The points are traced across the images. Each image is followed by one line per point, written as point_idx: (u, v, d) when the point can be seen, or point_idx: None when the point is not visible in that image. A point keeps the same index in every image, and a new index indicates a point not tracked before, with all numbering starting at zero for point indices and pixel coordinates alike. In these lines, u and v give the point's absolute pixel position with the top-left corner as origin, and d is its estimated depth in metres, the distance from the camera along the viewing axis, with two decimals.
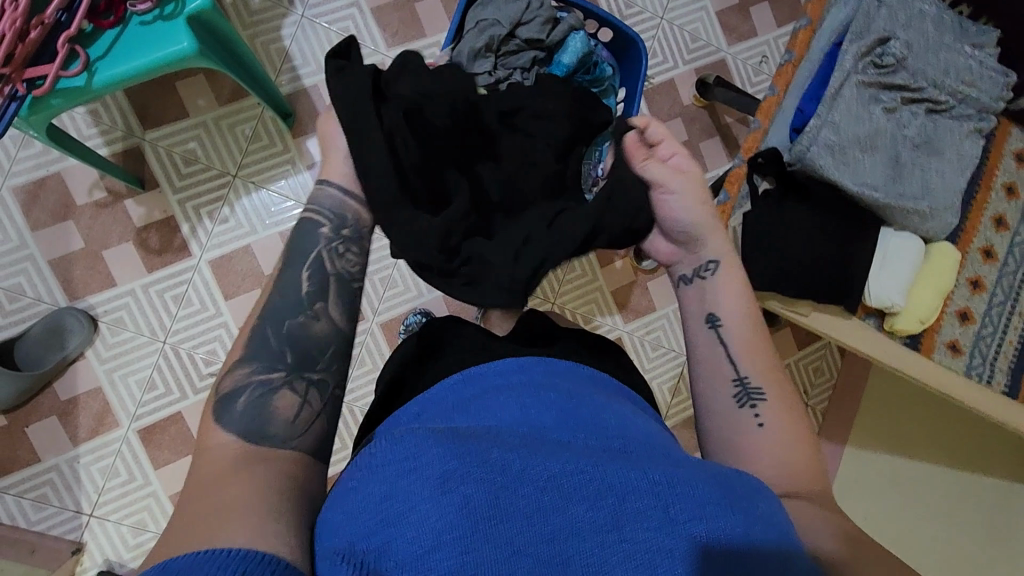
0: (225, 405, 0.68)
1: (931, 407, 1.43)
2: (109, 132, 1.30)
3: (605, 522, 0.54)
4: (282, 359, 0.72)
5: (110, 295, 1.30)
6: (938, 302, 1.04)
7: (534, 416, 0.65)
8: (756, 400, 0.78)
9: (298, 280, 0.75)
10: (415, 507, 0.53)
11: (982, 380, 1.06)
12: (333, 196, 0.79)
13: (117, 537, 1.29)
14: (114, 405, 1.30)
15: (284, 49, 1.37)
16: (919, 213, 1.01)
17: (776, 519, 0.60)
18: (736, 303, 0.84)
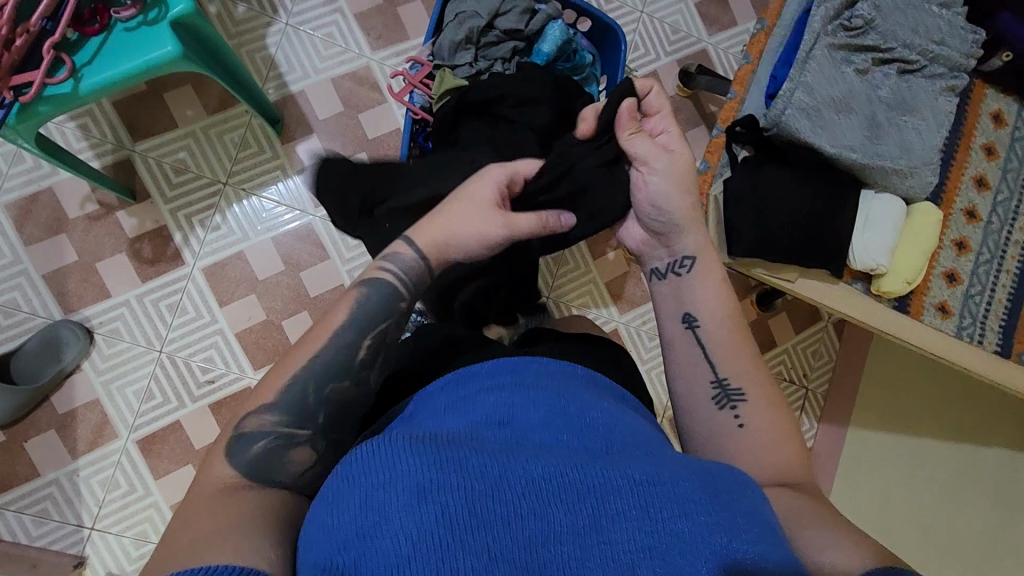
0: (240, 446, 0.68)
1: (930, 375, 1.41)
2: (99, 145, 1.31)
3: (582, 524, 0.56)
4: (314, 418, 0.70)
5: (105, 307, 1.31)
6: (923, 260, 1.04)
7: (517, 415, 0.66)
8: (735, 402, 0.79)
9: (356, 346, 0.72)
10: (393, 518, 0.54)
11: (974, 340, 1.05)
12: (410, 262, 0.75)
13: (119, 549, 1.28)
14: (112, 416, 1.30)
15: (270, 56, 1.39)
16: (898, 172, 1.01)
17: (760, 512, 0.62)
18: (717, 299, 0.84)
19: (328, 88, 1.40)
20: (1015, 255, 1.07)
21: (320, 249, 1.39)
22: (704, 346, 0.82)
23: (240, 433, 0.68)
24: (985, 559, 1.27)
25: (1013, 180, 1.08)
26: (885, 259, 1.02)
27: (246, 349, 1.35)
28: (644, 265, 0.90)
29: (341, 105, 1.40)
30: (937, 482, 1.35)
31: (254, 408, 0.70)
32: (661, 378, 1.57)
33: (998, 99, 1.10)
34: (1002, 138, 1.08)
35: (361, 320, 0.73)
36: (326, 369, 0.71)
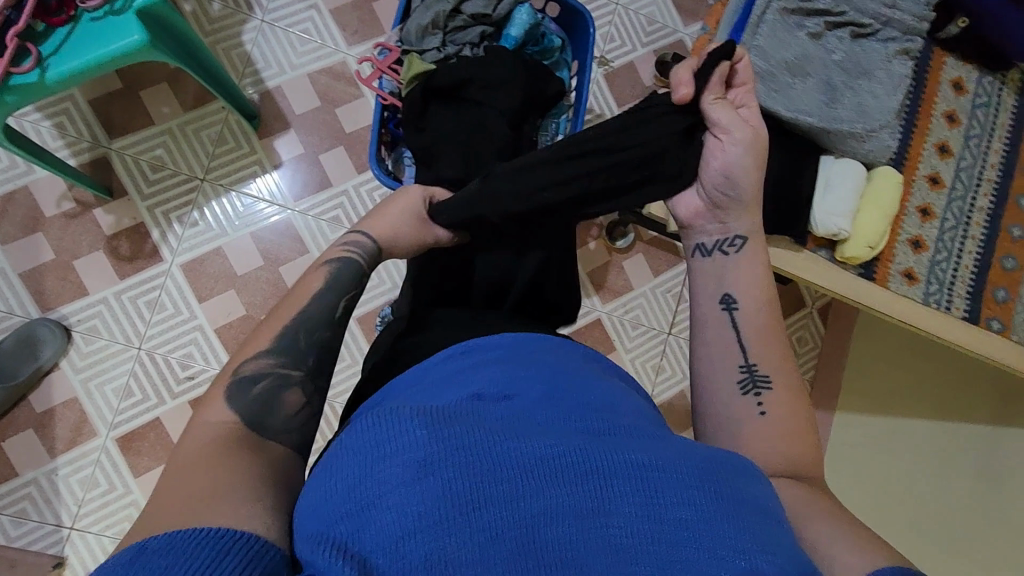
0: (240, 390, 0.64)
1: (909, 354, 1.43)
2: (75, 143, 1.31)
3: (597, 508, 0.48)
4: (305, 361, 0.70)
5: (83, 304, 1.30)
6: (885, 224, 0.97)
7: (520, 394, 0.59)
8: (761, 388, 0.74)
9: (335, 306, 0.75)
10: (391, 493, 0.47)
11: (941, 307, 0.97)
12: (367, 246, 0.81)
13: (99, 549, 1.27)
14: (91, 414, 1.29)
15: (246, 53, 1.39)
16: (855, 135, 0.96)
17: (769, 506, 0.54)
18: (754, 283, 0.81)
19: (305, 84, 1.41)
20: (981, 221, 1.00)
21: (300, 243, 1.38)
22: (734, 325, 0.78)
23: (238, 376, 0.65)
24: (972, 537, 1.21)
25: (977, 147, 1.01)
26: (846, 223, 0.95)
27: (226, 345, 1.34)
28: (689, 241, 0.88)
29: (317, 99, 1.41)
30: (919, 460, 1.34)
31: (253, 352, 0.68)
32: (646, 367, 1.57)
33: (959, 67, 1.03)
34: (964, 103, 1.01)
35: (336, 286, 0.76)
36: (313, 317, 0.72)
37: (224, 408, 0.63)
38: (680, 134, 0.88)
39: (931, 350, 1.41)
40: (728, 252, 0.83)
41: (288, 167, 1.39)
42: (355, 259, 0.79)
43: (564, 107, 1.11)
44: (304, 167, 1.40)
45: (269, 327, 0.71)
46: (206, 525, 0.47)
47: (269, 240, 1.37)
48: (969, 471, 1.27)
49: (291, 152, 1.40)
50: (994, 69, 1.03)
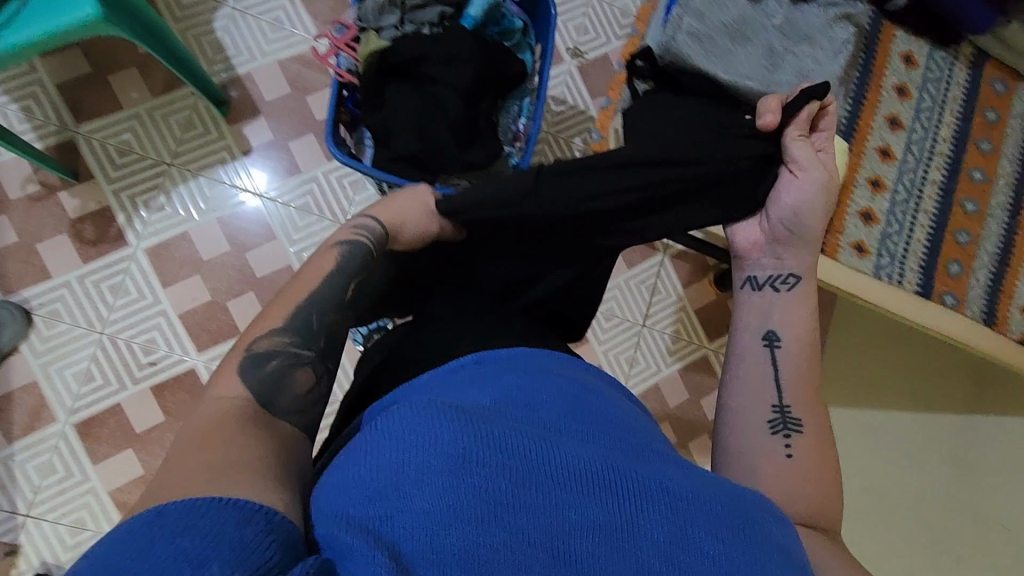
0: (253, 365, 0.62)
1: (881, 337, 1.40)
2: (42, 126, 1.31)
3: (624, 527, 0.48)
4: (316, 343, 0.68)
5: (45, 288, 1.29)
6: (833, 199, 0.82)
7: (546, 401, 0.59)
8: (791, 431, 0.73)
9: (343, 289, 0.72)
10: (427, 482, 0.47)
11: (892, 281, 0.83)
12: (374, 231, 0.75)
13: (54, 537, 1.25)
14: (49, 399, 1.28)
15: (217, 40, 1.39)
16: (795, 101, 0.88)
17: (786, 549, 0.54)
18: (801, 324, 0.78)
19: (276, 71, 1.40)
20: (934, 195, 0.85)
21: (268, 231, 1.38)
22: (775, 363, 0.76)
23: (251, 353, 0.63)
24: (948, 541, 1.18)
25: (930, 120, 0.88)
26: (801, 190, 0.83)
27: (190, 331, 1.33)
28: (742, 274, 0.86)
29: (288, 86, 1.41)
30: (898, 451, 1.30)
31: (262, 330, 0.66)
32: (619, 359, 1.56)
33: (908, 40, 0.91)
34: (914, 76, 0.88)
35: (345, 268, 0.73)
36: (326, 298, 0.70)
37: (237, 382, 0.61)
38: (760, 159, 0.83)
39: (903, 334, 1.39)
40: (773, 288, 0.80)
41: (257, 153, 1.39)
42: (365, 243, 0.73)
43: (527, 90, 1.09)
44: (273, 154, 1.39)
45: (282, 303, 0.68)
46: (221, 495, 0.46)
47: (235, 226, 1.36)
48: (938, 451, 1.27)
49: (260, 138, 1.39)
50: (947, 43, 0.91)
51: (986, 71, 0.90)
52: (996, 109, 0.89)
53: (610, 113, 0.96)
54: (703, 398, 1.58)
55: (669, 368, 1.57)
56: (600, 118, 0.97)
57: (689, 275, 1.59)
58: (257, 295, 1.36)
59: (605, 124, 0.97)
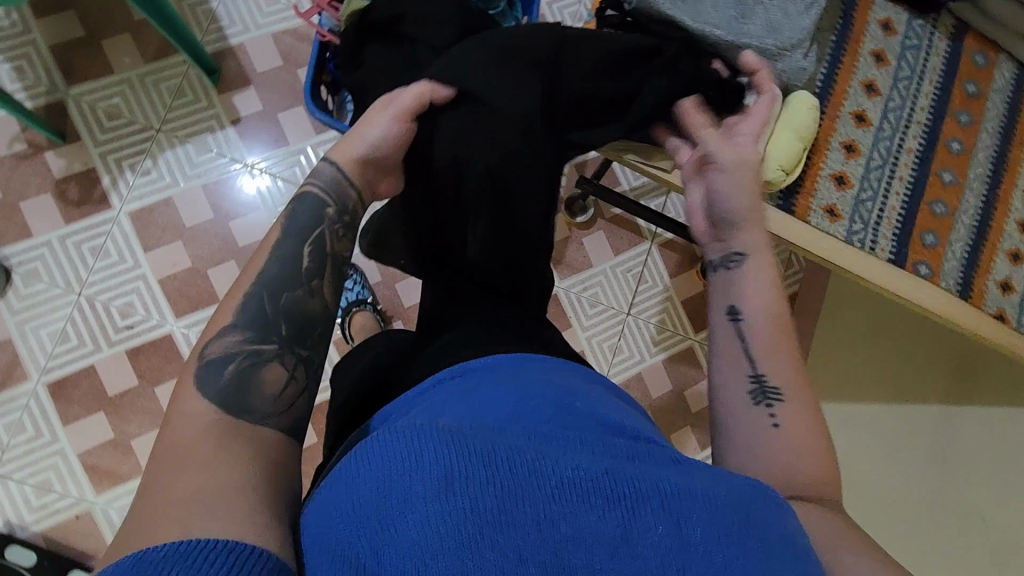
0: (211, 373, 0.60)
1: (885, 327, 1.33)
2: (33, 87, 1.32)
3: (621, 536, 0.44)
4: (277, 331, 0.65)
5: (26, 246, 1.29)
6: (802, 147, 0.80)
7: (531, 408, 0.55)
8: (773, 399, 0.66)
9: (297, 257, 0.69)
10: (413, 510, 0.44)
11: (863, 247, 0.82)
12: (331, 177, 0.73)
13: (20, 497, 1.25)
14: (23, 357, 1.27)
15: (211, 11, 1.40)
16: (766, 52, 0.81)
17: (786, 536, 0.50)
18: (765, 297, 0.72)
19: (269, 43, 1.41)
20: (910, 164, 0.84)
21: (253, 202, 1.37)
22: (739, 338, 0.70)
23: (204, 361, 0.61)
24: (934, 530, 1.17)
25: (908, 88, 0.85)
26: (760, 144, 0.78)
27: (169, 297, 1.32)
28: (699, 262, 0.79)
29: (280, 59, 1.41)
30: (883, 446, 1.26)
31: (215, 331, 0.63)
32: (603, 347, 1.54)
33: (887, 7, 0.87)
34: (893, 44, 0.85)
35: (296, 236, 0.70)
36: (278, 277, 0.66)
37: (198, 398, 0.59)
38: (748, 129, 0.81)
39: (904, 322, 1.32)
40: (727, 271, 0.75)
41: (246, 123, 1.39)
42: (314, 193, 0.72)
43: None
44: (261, 123, 1.39)
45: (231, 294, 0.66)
46: (211, 539, 0.46)
47: (219, 196, 1.36)
48: (924, 448, 1.25)
49: (249, 107, 1.39)
50: (925, 11, 0.87)
51: (966, 43, 0.88)
52: (976, 82, 0.87)
53: None
54: (687, 391, 1.55)
55: (653, 358, 1.55)
56: None
57: (676, 265, 1.56)
58: (238, 264, 1.35)
59: None
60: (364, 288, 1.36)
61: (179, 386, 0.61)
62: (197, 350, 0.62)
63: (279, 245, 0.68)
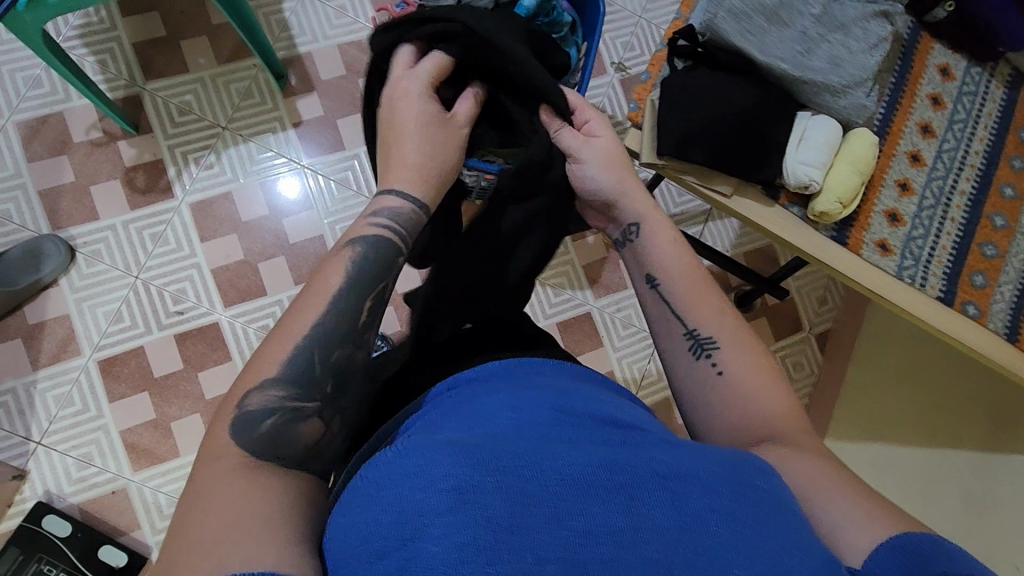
0: (248, 427, 0.58)
1: (921, 372, 1.39)
2: (113, 80, 1.40)
3: (625, 522, 0.46)
4: (321, 389, 0.62)
5: (91, 228, 1.35)
6: (859, 181, 0.82)
7: (531, 415, 0.57)
8: (712, 350, 0.70)
9: (358, 309, 0.66)
10: (430, 525, 0.44)
11: (914, 283, 0.83)
12: (400, 213, 0.73)
13: (61, 468, 1.28)
14: (78, 333, 1.32)
15: (284, 20, 1.48)
16: (830, 88, 0.82)
17: (778, 497, 0.53)
18: (683, 260, 0.76)
19: (335, 54, 1.48)
20: (962, 206, 0.86)
21: (306, 202, 1.43)
22: (665, 301, 0.74)
23: (242, 411, 0.59)
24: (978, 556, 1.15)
25: (963, 133, 0.87)
26: (818, 174, 0.81)
27: (220, 288, 1.38)
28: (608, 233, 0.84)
29: (344, 69, 1.48)
30: (915, 481, 1.30)
31: (256, 380, 0.60)
32: (632, 368, 1.55)
33: (946, 54, 0.90)
34: (949, 89, 0.88)
35: (358, 284, 0.67)
36: (331, 335, 0.63)
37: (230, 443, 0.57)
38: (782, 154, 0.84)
39: (939, 368, 1.38)
40: (631, 244, 0.80)
41: (306, 126, 1.45)
42: (391, 243, 0.71)
43: (568, 82, 1.15)
44: (322, 129, 1.45)
45: (277, 343, 0.62)
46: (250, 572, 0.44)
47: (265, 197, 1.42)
48: (955, 486, 1.26)
49: (312, 112, 1.46)
50: (984, 60, 0.90)
51: (1021, 93, 0.90)
52: None
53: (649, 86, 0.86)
54: None
55: None
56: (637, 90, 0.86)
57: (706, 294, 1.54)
58: (287, 260, 1.40)
59: (644, 95, 0.86)
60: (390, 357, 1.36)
61: (214, 421, 0.59)
62: (227, 400, 0.60)
63: (338, 296, 0.65)
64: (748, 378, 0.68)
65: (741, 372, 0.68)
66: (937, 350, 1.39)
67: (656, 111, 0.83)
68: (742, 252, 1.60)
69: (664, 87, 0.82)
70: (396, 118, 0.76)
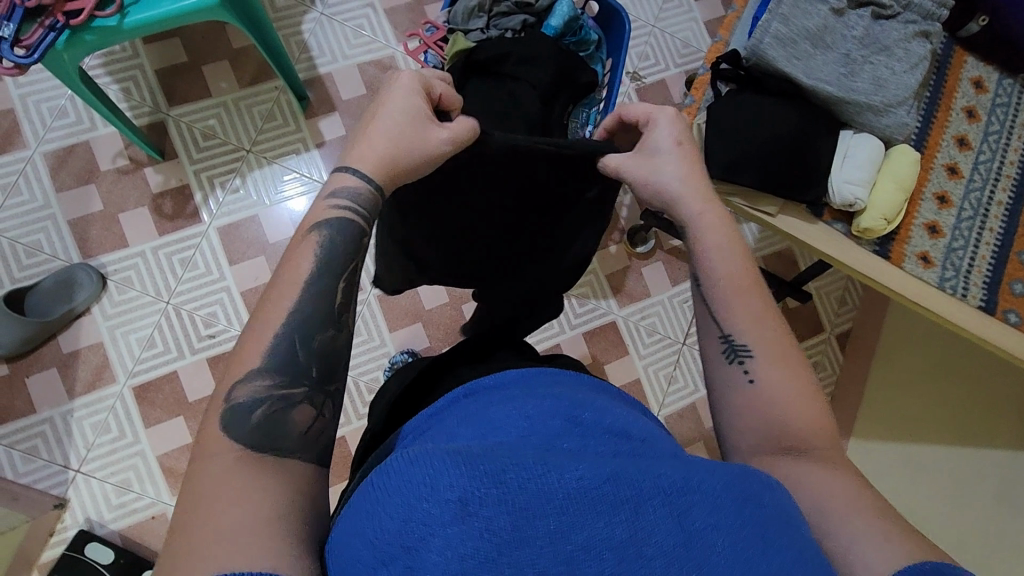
0: (236, 416, 0.55)
1: (948, 369, 1.40)
2: (138, 107, 1.41)
3: (626, 542, 0.42)
4: (308, 374, 0.59)
5: (121, 255, 1.36)
6: (903, 197, 0.84)
7: (540, 427, 0.53)
8: (745, 357, 0.66)
9: (332, 292, 0.62)
10: (431, 535, 0.41)
11: (956, 294, 0.84)
12: (357, 191, 0.65)
13: (100, 496, 1.29)
14: (113, 361, 1.33)
15: (303, 42, 1.49)
16: (873, 107, 0.84)
17: (789, 514, 0.50)
18: (740, 264, 0.70)
19: (354, 73, 1.49)
20: (999, 216, 0.87)
21: None
22: (704, 302, 0.70)
23: (230, 404, 0.56)
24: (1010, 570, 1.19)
25: (998, 143, 0.89)
26: (862, 192, 0.82)
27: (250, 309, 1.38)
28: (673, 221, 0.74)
29: (364, 88, 1.49)
30: (932, 481, 1.33)
31: (241, 373, 0.57)
32: (658, 376, 1.56)
33: (979, 67, 0.92)
34: (984, 101, 0.90)
35: (324, 266, 0.62)
36: (308, 317, 0.60)
37: None
38: (792, 145, 0.82)
39: (965, 366, 1.39)
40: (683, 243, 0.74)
41: (330, 147, 1.46)
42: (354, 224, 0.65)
43: (594, 99, 1.16)
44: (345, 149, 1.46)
45: (260, 335, 0.59)
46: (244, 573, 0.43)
47: (270, 214, 1.42)
48: (981, 488, 1.29)
49: (334, 132, 1.47)
50: (1015, 72, 0.92)
51: None
52: None
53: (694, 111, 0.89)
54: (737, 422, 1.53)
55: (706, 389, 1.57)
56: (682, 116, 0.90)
57: None
58: None
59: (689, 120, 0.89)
60: None
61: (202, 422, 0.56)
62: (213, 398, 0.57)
63: (310, 281, 0.61)
64: (781, 390, 0.64)
65: (772, 386, 0.64)
66: (966, 348, 1.40)
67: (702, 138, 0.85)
68: (761, 256, 1.61)
69: (709, 116, 0.84)
70: (380, 110, 0.68)
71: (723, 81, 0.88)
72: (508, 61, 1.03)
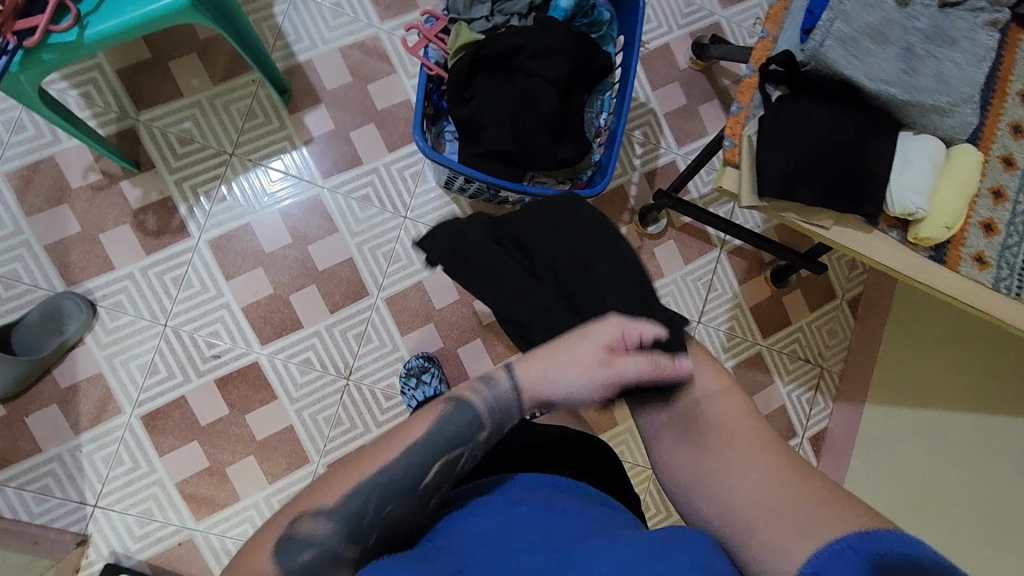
0: (290, 549, 0.57)
1: (960, 334, 1.40)
2: (102, 114, 1.28)
3: None
4: (365, 537, 0.59)
5: (109, 278, 1.27)
6: (964, 202, 0.86)
7: (517, 518, 0.61)
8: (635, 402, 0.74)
9: (423, 470, 0.61)
10: None
11: (1012, 293, 0.88)
12: (497, 398, 0.65)
13: (123, 527, 1.25)
14: (115, 391, 1.27)
15: (277, 26, 1.35)
16: (937, 108, 0.84)
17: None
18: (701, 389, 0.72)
19: (337, 59, 1.36)
20: None
21: (329, 223, 1.35)
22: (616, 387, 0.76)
23: (291, 536, 0.57)
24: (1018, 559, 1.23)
25: None
26: (922, 201, 0.84)
27: (253, 325, 1.31)
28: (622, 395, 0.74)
29: (349, 75, 1.36)
30: (924, 456, 1.38)
31: (309, 505, 0.59)
32: None
33: None
34: None
35: (428, 450, 0.61)
36: (393, 483, 0.60)
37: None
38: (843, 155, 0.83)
39: (968, 327, 1.40)
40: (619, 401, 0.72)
41: (319, 143, 1.35)
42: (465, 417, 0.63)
43: (608, 83, 1.08)
44: (335, 144, 1.36)
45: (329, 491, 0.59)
46: None
47: (265, 222, 1.33)
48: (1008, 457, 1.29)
49: (321, 126, 1.35)
50: None
51: None
52: None
53: (743, 120, 0.87)
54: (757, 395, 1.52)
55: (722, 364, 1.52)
56: (730, 125, 0.87)
57: (744, 272, 1.53)
58: (319, 287, 1.34)
59: (738, 131, 0.87)
60: (441, 382, 1.31)
61: (255, 543, 0.58)
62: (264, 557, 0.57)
63: (410, 453, 0.61)
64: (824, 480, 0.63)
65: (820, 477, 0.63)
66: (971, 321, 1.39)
67: (757, 151, 0.84)
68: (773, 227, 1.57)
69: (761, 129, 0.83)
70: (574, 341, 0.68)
71: (772, 83, 0.86)
72: (521, 54, 0.94)
